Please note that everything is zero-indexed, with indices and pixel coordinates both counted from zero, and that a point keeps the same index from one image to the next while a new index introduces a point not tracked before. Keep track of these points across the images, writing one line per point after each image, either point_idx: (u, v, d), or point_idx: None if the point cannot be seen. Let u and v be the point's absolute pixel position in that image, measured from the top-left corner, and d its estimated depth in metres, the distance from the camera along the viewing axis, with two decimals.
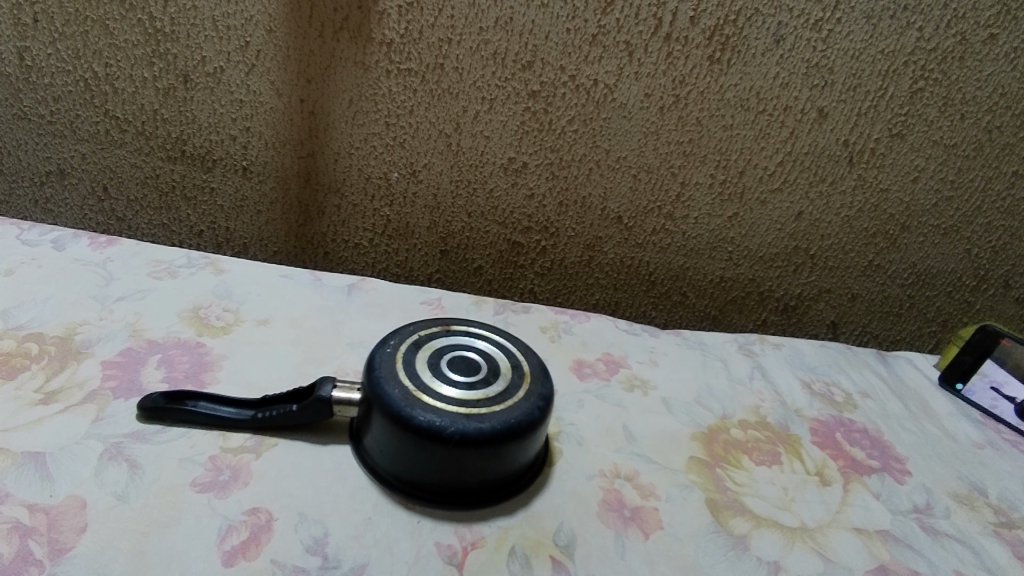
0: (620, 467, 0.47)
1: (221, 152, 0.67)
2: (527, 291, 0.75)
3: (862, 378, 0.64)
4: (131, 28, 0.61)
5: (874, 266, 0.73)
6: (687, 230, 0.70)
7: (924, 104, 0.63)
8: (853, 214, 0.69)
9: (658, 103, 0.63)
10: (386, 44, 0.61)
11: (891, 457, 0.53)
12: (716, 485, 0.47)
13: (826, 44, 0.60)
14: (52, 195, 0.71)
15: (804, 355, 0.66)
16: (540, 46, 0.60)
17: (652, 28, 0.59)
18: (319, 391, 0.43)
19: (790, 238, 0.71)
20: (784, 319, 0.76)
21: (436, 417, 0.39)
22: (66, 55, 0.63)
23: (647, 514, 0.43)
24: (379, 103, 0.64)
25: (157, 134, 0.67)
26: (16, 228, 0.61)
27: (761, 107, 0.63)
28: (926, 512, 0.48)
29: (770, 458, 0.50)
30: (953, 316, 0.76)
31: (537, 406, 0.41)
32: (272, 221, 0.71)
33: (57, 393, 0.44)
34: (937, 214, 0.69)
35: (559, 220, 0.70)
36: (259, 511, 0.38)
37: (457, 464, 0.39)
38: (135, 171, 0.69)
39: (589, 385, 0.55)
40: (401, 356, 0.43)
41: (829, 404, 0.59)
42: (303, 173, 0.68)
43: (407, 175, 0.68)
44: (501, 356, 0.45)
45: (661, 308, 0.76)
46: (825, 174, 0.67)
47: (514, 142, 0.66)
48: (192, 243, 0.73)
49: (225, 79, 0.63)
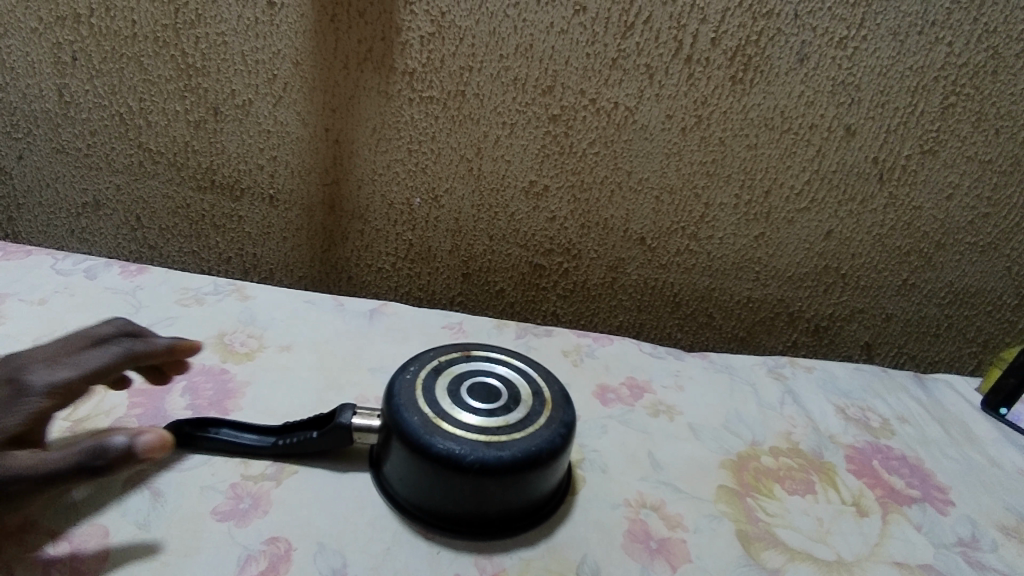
0: (646, 496, 0.45)
1: (249, 181, 0.69)
2: (550, 313, 0.74)
3: (899, 402, 0.61)
4: (164, 64, 0.64)
5: (908, 285, 0.70)
6: (712, 250, 0.69)
7: (956, 119, 0.61)
8: (885, 232, 0.67)
9: (680, 124, 0.63)
10: (408, 73, 0.62)
11: (932, 486, 0.50)
12: (746, 515, 0.45)
13: (852, 61, 0.59)
14: (88, 225, 0.73)
15: (837, 378, 0.63)
16: (559, 71, 0.61)
17: (672, 51, 0.59)
18: (339, 418, 0.43)
19: (819, 257, 0.69)
20: (816, 340, 0.74)
21: (456, 445, 0.38)
22: (103, 91, 0.66)
23: (673, 545, 0.42)
24: (401, 130, 0.65)
25: (188, 164, 0.69)
26: (51, 258, 0.63)
27: (786, 126, 0.62)
28: (972, 545, 0.45)
29: (803, 487, 0.48)
30: (994, 337, 0.73)
31: (558, 433, 0.41)
32: (298, 247, 0.72)
33: (85, 420, 0.45)
34: (974, 231, 0.67)
35: (581, 243, 0.70)
36: (278, 540, 0.38)
37: (476, 493, 0.39)
38: (166, 201, 0.71)
39: (612, 410, 0.54)
40: (420, 382, 0.43)
41: (865, 430, 0.56)
42: (328, 200, 0.69)
43: (429, 201, 0.69)
44: (522, 381, 0.45)
45: (686, 329, 0.74)
46: (854, 193, 0.65)
47: (535, 165, 0.66)
48: (220, 270, 0.75)
49: (253, 111, 0.65)
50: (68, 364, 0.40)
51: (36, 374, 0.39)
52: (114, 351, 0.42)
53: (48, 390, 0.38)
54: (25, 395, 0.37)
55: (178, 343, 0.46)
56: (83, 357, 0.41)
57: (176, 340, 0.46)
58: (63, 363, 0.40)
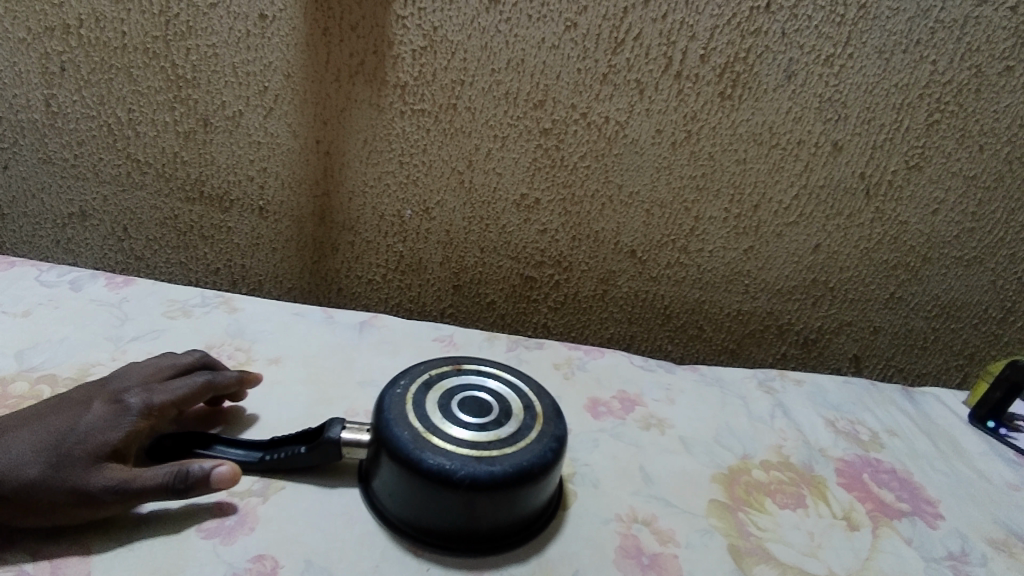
0: (638, 511, 0.45)
1: (238, 192, 0.69)
2: (541, 325, 0.74)
3: (888, 415, 0.61)
4: (154, 75, 0.63)
5: (895, 298, 0.71)
6: (702, 263, 0.70)
7: (940, 136, 0.62)
8: (872, 246, 0.68)
9: (670, 139, 0.63)
10: (400, 87, 0.62)
11: (921, 499, 0.51)
12: (738, 529, 0.45)
13: (838, 79, 0.60)
14: (74, 235, 0.72)
15: (826, 391, 0.64)
16: (551, 85, 0.61)
17: (662, 67, 0.60)
18: (327, 433, 0.43)
19: (808, 271, 0.69)
20: (805, 353, 0.74)
21: (446, 460, 0.38)
22: (91, 101, 0.65)
23: (666, 561, 0.42)
24: (392, 143, 0.65)
25: (176, 176, 0.68)
26: (35, 269, 0.63)
27: (774, 141, 0.63)
28: (962, 559, 0.45)
29: (794, 501, 0.48)
30: (980, 349, 0.74)
31: (550, 448, 0.40)
32: (288, 258, 0.72)
33: None
34: (960, 246, 0.68)
35: (572, 255, 0.70)
36: (264, 558, 0.38)
37: (467, 509, 0.38)
38: (154, 212, 0.70)
39: (604, 424, 0.54)
40: (411, 397, 0.42)
41: (854, 443, 0.56)
42: (318, 212, 0.69)
43: (420, 213, 0.69)
44: (513, 396, 0.44)
45: (677, 342, 0.74)
46: (842, 208, 0.66)
47: (526, 178, 0.66)
48: (208, 281, 0.74)
49: (244, 123, 0.65)
50: (160, 389, 0.44)
51: (134, 396, 0.42)
52: (197, 379, 0.46)
53: (144, 410, 0.42)
54: (125, 414, 0.41)
55: (246, 377, 0.50)
56: (171, 383, 0.45)
57: (245, 373, 0.50)
58: (155, 388, 0.44)
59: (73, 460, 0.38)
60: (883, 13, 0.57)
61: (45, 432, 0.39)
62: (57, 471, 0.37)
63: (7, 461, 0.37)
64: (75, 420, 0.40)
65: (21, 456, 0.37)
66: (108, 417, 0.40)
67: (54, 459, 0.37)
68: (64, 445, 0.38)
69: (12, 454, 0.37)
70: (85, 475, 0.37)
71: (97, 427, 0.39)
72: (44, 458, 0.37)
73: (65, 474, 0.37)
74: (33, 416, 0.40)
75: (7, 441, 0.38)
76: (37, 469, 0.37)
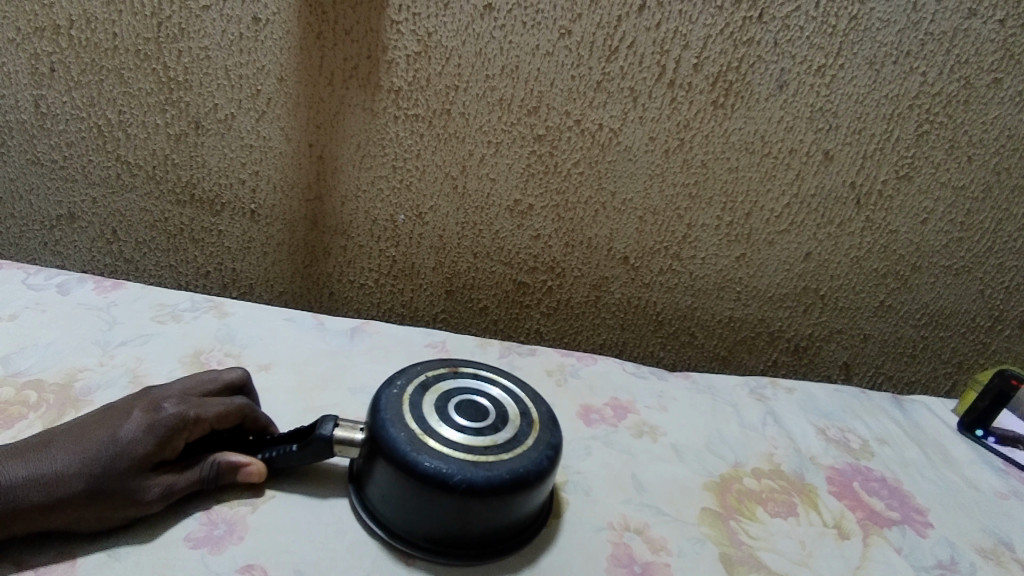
0: (630, 519, 0.45)
1: (229, 195, 0.68)
2: (533, 331, 0.74)
3: (878, 423, 0.62)
4: (144, 77, 0.63)
5: (885, 306, 0.71)
6: (694, 270, 0.70)
7: (930, 147, 0.63)
8: (863, 255, 0.68)
9: (663, 146, 0.63)
10: (394, 92, 0.62)
11: (911, 508, 0.51)
12: (730, 538, 0.45)
13: (830, 89, 0.60)
14: (62, 237, 0.71)
15: (817, 399, 0.64)
16: (545, 92, 0.61)
17: (656, 75, 0.60)
18: (319, 430, 0.42)
19: (799, 278, 0.70)
20: (796, 360, 0.75)
21: (442, 464, 0.38)
22: (80, 102, 0.64)
23: (658, 569, 0.41)
24: (386, 147, 0.65)
25: (167, 178, 0.68)
26: (23, 272, 0.62)
27: (767, 150, 0.63)
28: (951, 568, 0.46)
29: (786, 509, 0.48)
30: (969, 357, 0.74)
31: (545, 455, 0.40)
32: (279, 262, 0.71)
33: None
34: (948, 255, 0.68)
35: (565, 261, 0.70)
36: (253, 569, 0.37)
37: (459, 516, 0.38)
38: (144, 215, 0.70)
39: (596, 431, 0.54)
40: (407, 398, 0.42)
41: (845, 451, 0.57)
42: (310, 216, 0.69)
43: (413, 218, 0.68)
44: (509, 402, 0.44)
45: (668, 348, 0.74)
46: (832, 217, 0.66)
47: (520, 184, 0.66)
48: (198, 285, 0.73)
49: (235, 126, 0.64)
50: (199, 402, 0.41)
51: (172, 405, 0.40)
52: (236, 401, 0.44)
53: (180, 421, 0.40)
54: (160, 423, 0.39)
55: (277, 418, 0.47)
56: (211, 399, 0.43)
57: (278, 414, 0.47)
58: (195, 399, 0.42)
59: (119, 474, 0.37)
60: (873, 25, 0.58)
61: (85, 443, 0.38)
62: (101, 486, 0.37)
63: (54, 473, 0.36)
64: (115, 428, 0.38)
65: (66, 467, 0.37)
66: (148, 427, 0.39)
67: (97, 474, 0.37)
68: (108, 459, 0.37)
69: (57, 466, 0.36)
70: (134, 488, 0.38)
71: (137, 438, 0.38)
72: (88, 471, 0.37)
73: (113, 488, 0.37)
74: (74, 426, 0.39)
75: (55, 449, 0.37)
76: (82, 483, 0.36)
